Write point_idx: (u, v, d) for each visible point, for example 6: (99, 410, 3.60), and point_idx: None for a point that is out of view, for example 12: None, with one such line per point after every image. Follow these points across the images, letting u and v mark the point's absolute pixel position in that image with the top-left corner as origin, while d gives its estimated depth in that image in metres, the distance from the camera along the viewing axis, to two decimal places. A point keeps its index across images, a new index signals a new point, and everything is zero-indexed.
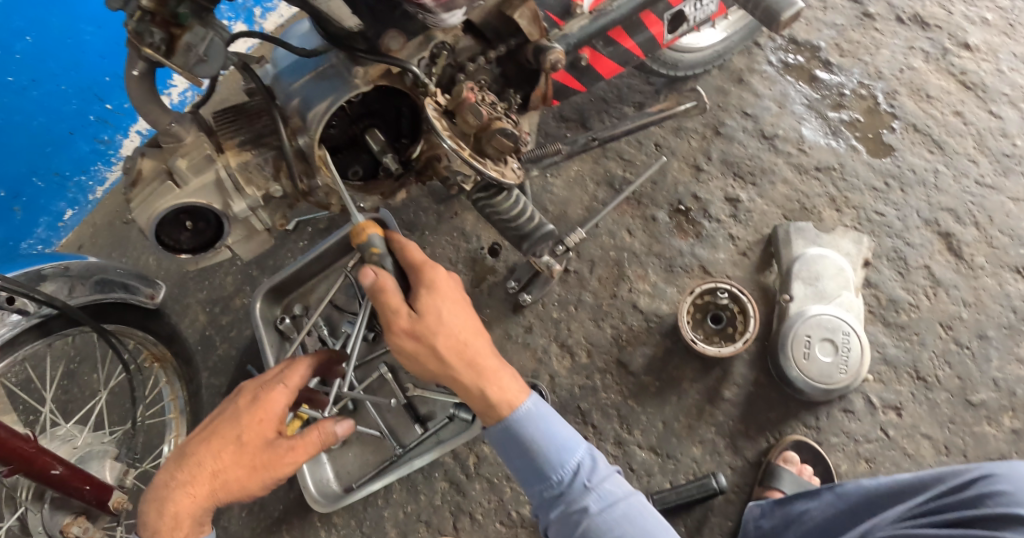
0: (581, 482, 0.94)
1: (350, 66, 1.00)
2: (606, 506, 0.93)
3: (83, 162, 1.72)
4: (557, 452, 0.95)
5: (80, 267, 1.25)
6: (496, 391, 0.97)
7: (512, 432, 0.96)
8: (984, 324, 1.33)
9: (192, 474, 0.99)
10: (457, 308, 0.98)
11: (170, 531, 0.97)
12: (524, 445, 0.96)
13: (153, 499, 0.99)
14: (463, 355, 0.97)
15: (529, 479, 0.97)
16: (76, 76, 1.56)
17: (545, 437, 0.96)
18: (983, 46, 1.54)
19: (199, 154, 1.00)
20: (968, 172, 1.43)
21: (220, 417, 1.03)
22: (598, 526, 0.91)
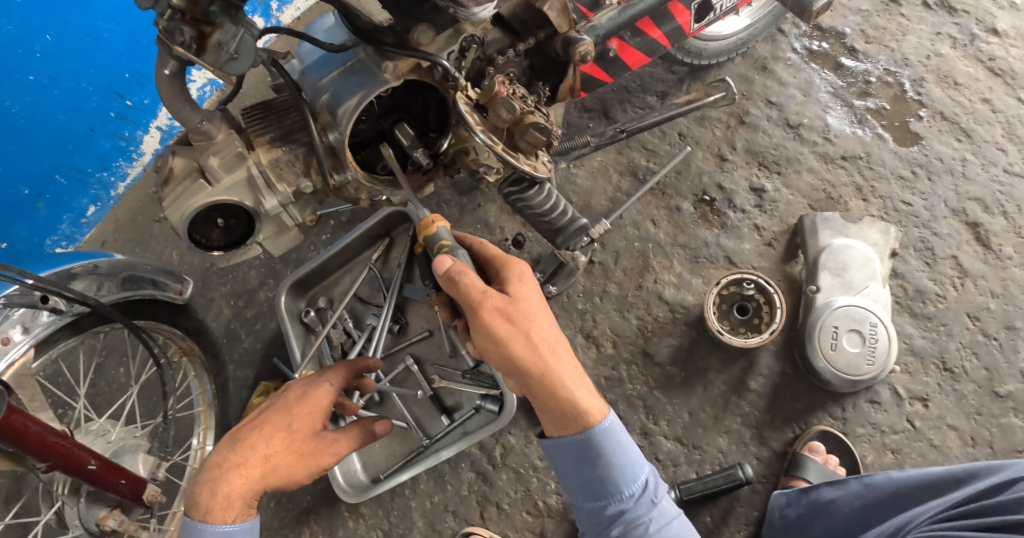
0: (648, 498, 0.94)
1: (378, 60, 1.00)
2: (665, 525, 0.94)
3: (104, 159, 1.72)
4: (630, 469, 0.94)
5: (109, 265, 1.26)
6: (584, 401, 0.94)
7: (595, 442, 0.93)
8: (1012, 315, 1.32)
9: (244, 458, 0.98)
10: (546, 315, 0.96)
11: (222, 511, 0.94)
12: (600, 459, 0.93)
13: (203, 481, 0.96)
14: (553, 355, 0.94)
15: (592, 492, 0.95)
16: (95, 74, 1.56)
17: (620, 451, 0.95)
18: (1012, 31, 1.51)
19: (230, 151, 1.00)
20: (996, 161, 1.41)
21: (270, 407, 1.05)
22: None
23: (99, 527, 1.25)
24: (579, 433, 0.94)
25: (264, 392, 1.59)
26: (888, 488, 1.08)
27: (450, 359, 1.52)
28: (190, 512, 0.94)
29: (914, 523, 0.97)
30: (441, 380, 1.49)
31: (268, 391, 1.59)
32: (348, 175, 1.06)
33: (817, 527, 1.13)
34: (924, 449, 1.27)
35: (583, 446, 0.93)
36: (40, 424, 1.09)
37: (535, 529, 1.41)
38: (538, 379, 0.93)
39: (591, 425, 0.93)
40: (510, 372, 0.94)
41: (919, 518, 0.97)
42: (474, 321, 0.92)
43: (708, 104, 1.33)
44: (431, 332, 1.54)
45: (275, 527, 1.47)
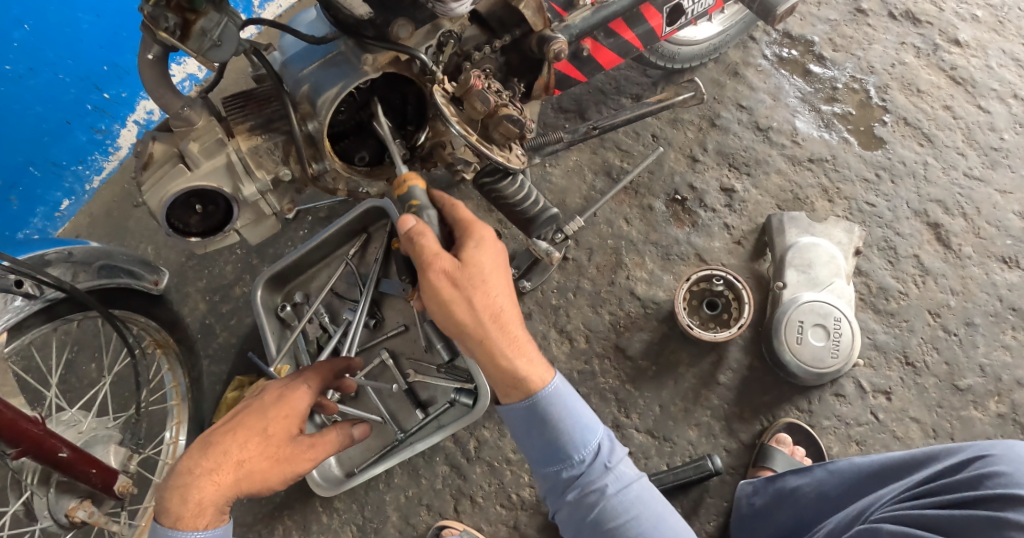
0: (601, 463, 0.93)
1: (359, 53, 1.02)
2: (623, 488, 0.93)
3: (80, 152, 1.76)
4: (580, 433, 0.93)
5: (83, 253, 1.26)
6: (529, 366, 0.95)
7: (541, 408, 0.93)
8: (971, 312, 1.34)
9: (218, 464, 0.96)
10: (499, 276, 0.96)
11: (193, 518, 0.92)
12: (548, 423, 0.93)
13: (173, 486, 0.94)
14: (494, 326, 0.94)
15: (544, 458, 0.94)
16: (74, 66, 1.61)
17: (573, 413, 0.94)
18: (973, 42, 1.50)
19: (210, 138, 1.02)
20: (956, 165, 1.42)
21: (244, 411, 1.04)
22: (613, 508, 0.91)
23: (68, 519, 1.25)
24: (529, 396, 0.94)
25: (238, 387, 1.59)
26: (851, 473, 1.10)
27: (425, 353, 1.53)
28: (161, 518, 0.92)
29: (875, 505, 0.99)
30: (416, 374, 1.51)
31: (242, 385, 1.59)
32: (326, 165, 1.08)
33: (781, 514, 1.14)
34: (887, 440, 1.30)
35: (533, 409, 0.93)
36: (12, 408, 1.10)
37: (509, 522, 1.41)
38: (474, 346, 0.95)
39: (535, 391, 0.93)
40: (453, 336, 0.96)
41: (880, 501, 0.99)
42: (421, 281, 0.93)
43: (679, 103, 1.38)
44: (406, 327, 1.55)
45: (248, 522, 1.46)
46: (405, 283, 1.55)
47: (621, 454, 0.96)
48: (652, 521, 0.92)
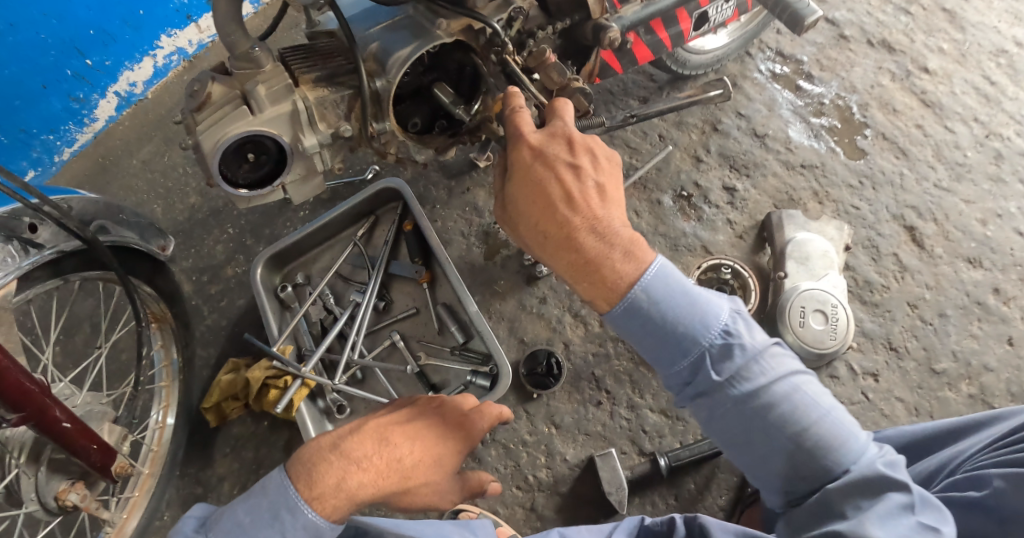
0: (712, 364, 0.85)
1: (432, 18, 1.04)
2: (745, 391, 0.83)
3: (53, 121, 1.64)
4: (683, 336, 0.86)
5: (80, 206, 1.14)
6: (610, 268, 0.90)
7: (634, 316, 0.88)
8: (943, 305, 1.49)
9: (387, 467, 0.99)
10: (543, 206, 0.93)
11: (337, 500, 0.90)
12: (649, 328, 0.87)
13: (334, 464, 0.93)
14: (561, 240, 0.92)
15: (658, 362, 0.89)
16: (58, 26, 1.51)
17: (678, 307, 0.86)
18: (940, 70, 1.72)
19: (278, 83, 0.99)
20: (927, 176, 1.60)
21: (426, 424, 1.11)
22: (734, 413, 0.84)
23: (58, 503, 1.15)
24: (623, 295, 0.89)
25: (233, 369, 1.51)
26: (903, 439, 1.08)
27: (438, 336, 1.53)
28: (303, 487, 0.90)
29: (961, 459, 0.95)
30: (428, 357, 1.51)
31: (237, 367, 1.51)
32: (386, 125, 1.07)
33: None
34: (877, 418, 1.41)
35: (634, 312, 0.88)
36: (10, 359, 0.98)
37: (526, 504, 1.40)
38: (553, 257, 0.95)
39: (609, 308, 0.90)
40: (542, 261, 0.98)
41: (965, 454, 0.95)
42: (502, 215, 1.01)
43: (707, 100, 1.35)
44: (417, 310, 1.55)
45: None
46: (417, 265, 1.54)
47: (751, 343, 0.84)
48: (789, 421, 0.82)
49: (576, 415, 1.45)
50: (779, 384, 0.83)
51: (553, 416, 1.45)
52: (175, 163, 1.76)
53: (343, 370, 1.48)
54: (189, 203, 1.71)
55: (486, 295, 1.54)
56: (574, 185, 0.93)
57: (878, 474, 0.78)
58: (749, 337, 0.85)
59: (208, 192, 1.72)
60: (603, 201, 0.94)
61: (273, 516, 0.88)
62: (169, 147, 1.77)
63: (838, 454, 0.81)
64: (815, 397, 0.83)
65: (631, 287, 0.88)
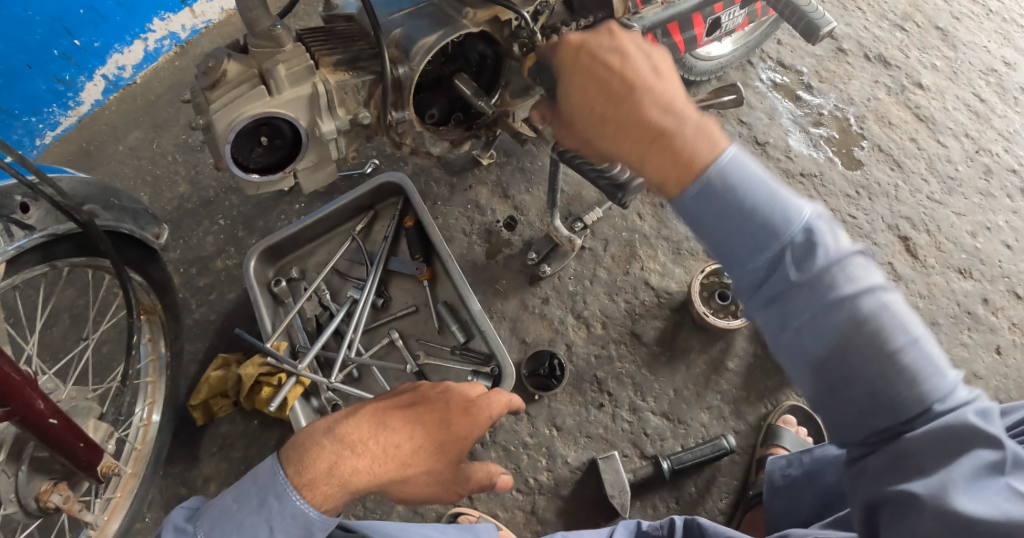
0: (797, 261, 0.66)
1: (458, 7, 1.02)
2: (836, 294, 0.65)
3: (37, 102, 1.56)
4: (767, 225, 0.66)
5: (72, 186, 1.07)
6: (680, 142, 0.71)
7: (707, 197, 0.68)
8: (936, 313, 1.53)
9: (383, 452, 0.87)
10: (594, 81, 0.78)
11: (326, 490, 0.80)
12: (723, 213, 0.68)
13: (326, 449, 0.83)
14: (620, 123, 0.75)
15: (729, 259, 0.69)
16: (46, 4, 1.43)
17: (754, 196, 0.67)
18: (933, 86, 1.77)
19: (300, 63, 0.95)
20: (920, 189, 1.64)
21: (429, 409, 0.96)
22: (822, 324, 0.65)
23: (39, 505, 1.07)
24: (697, 176, 0.69)
25: (223, 365, 1.45)
26: None
27: (437, 335, 1.50)
28: (291, 471, 0.80)
29: None
30: (427, 356, 1.47)
31: (228, 363, 1.45)
32: (406, 114, 1.05)
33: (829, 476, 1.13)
34: None
35: (700, 196, 0.68)
36: None
37: (526, 507, 1.36)
38: (618, 145, 0.77)
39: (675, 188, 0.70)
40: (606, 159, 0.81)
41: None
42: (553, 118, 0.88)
43: (720, 104, 1.33)
44: (416, 308, 1.52)
45: None
46: (418, 262, 1.50)
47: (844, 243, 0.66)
48: (885, 349, 0.64)
49: (578, 418, 1.42)
50: (871, 300, 0.64)
51: (555, 418, 1.42)
52: (164, 151, 1.69)
53: (340, 368, 1.43)
54: (178, 192, 1.65)
55: (487, 294, 1.51)
56: (626, 67, 0.76)
57: (975, 425, 0.64)
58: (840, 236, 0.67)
59: (199, 181, 1.66)
60: (659, 78, 0.76)
61: (260, 501, 0.78)
62: (158, 133, 1.71)
63: (932, 397, 0.64)
64: (910, 319, 0.65)
65: (705, 166, 0.69)
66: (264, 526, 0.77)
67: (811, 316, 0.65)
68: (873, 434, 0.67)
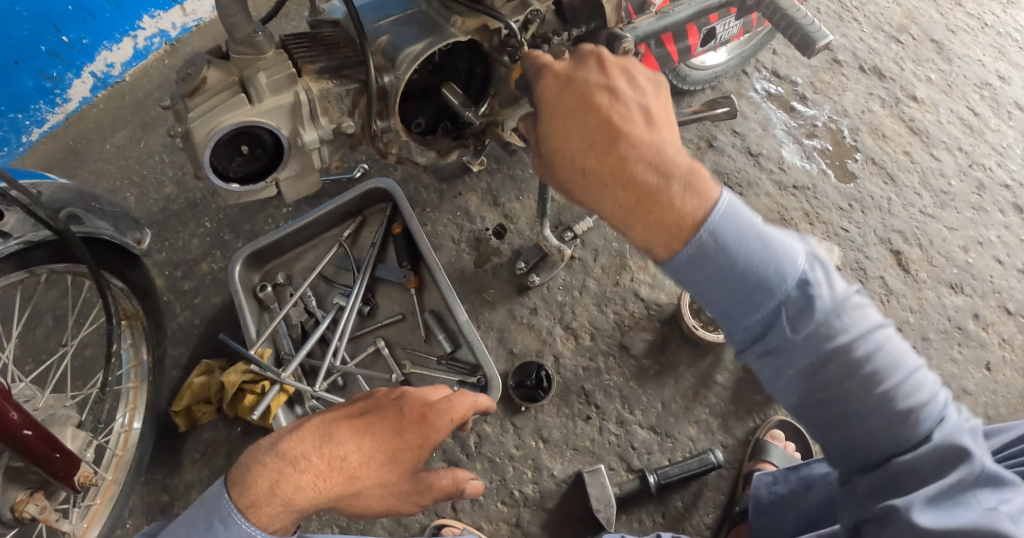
0: (798, 305, 0.71)
1: (446, 15, 1.00)
2: (838, 333, 0.71)
3: (23, 99, 1.53)
4: (766, 269, 0.71)
5: (51, 192, 1.05)
6: (669, 199, 0.73)
7: (707, 247, 0.72)
8: (926, 328, 1.51)
9: (327, 467, 0.83)
10: (578, 122, 0.78)
11: (270, 510, 0.79)
12: (716, 274, 0.72)
13: (268, 467, 0.80)
14: (607, 177, 0.75)
15: (728, 310, 0.73)
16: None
17: (748, 253, 0.71)
18: (927, 99, 1.76)
19: (282, 72, 0.93)
20: (913, 203, 1.63)
21: (380, 416, 0.90)
22: (830, 360, 0.71)
23: (15, 515, 1.05)
24: (688, 238, 0.72)
25: (206, 372, 1.43)
26: None
27: (424, 344, 1.49)
28: (234, 493, 0.78)
29: None
30: (414, 365, 1.46)
31: (211, 370, 1.43)
32: (391, 124, 1.03)
33: (813, 497, 1.13)
34: None
35: (693, 262, 0.72)
36: None
37: (511, 520, 1.35)
38: (605, 203, 0.77)
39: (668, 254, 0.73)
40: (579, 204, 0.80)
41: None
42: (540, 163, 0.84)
43: (714, 117, 1.32)
44: (403, 316, 1.51)
45: None
46: (406, 269, 1.49)
47: (832, 292, 0.72)
48: (872, 379, 0.71)
49: (565, 430, 1.41)
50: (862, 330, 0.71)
51: (541, 429, 1.41)
52: (151, 151, 1.66)
53: (324, 376, 1.41)
54: (165, 194, 1.62)
55: (475, 304, 1.50)
56: (613, 107, 0.77)
57: (963, 443, 0.71)
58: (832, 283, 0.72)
59: (185, 183, 1.64)
60: (650, 125, 0.77)
61: (207, 526, 0.78)
62: (145, 132, 1.68)
63: (916, 411, 0.72)
64: (900, 353, 0.73)
65: (695, 228, 0.72)
66: None
67: (805, 367, 0.72)
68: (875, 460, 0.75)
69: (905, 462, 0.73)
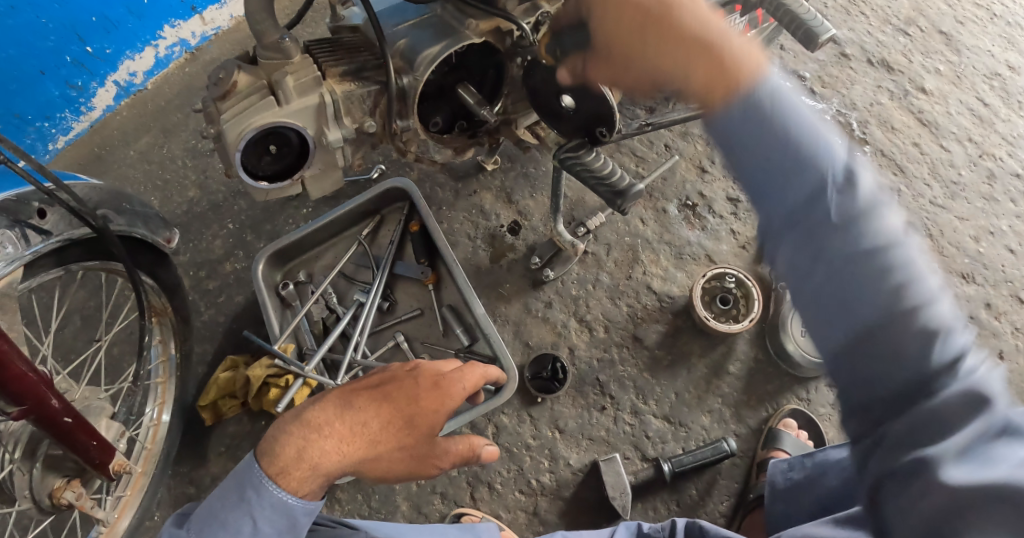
0: (835, 185, 0.61)
1: (461, 18, 1.04)
2: (870, 212, 0.60)
3: (49, 108, 1.59)
4: (815, 150, 0.63)
5: (88, 193, 1.10)
6: (728, 58, 0.67)
7: (756, 96, 0.65)
8: None
9: (350, 432, 0.85)
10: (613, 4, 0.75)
11: (300, 474, 0.81)
12: (748, 137, 0.65)
13: (294, 435, 0.83)
14: (659, 30, 0.72)
15: (763, 187, 0.64)
16: (59, 11, 1.46)
17: (794, 128, 0.64)
18: (936, 91, 1.77)
19: (307, 74, 0.98)
20: (923, 194, 1.65)
21: (397, 384, 0.91)
22: (856, 233, 0.59)
23: (52, 501, 1.10)
24: (740, 88, 0.66)
25: (231, 367, 1.48)
26: None
27: (442, 338, 1.53)
28: (264, 462, 0.81)
29: None
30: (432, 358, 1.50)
31: (236, 365, 1.48)
32: (411, 123, 1.08)
33: (829, 483, 1.15)
34: None
35: (742, 119, 0.65)
36: (13, 347, 0.93)
37: (529, 508, 1.38)
38: (660, 61, 0.72)
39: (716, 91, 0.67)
40: (642, 83, 0.76)
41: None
42: (596, 56, 0.82)
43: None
44: (421, 311, 1.55)
45: None
46: (423, 265, 1.54)
47: (874, 192, 0.61)
48: (899, 282, 0.58)
49: (580, 420, 1.44)
50: (909, 261, 0.59)
51: (557, 420, 1.44)
52: (174, 155, 1.72)
53: (346, 370, 1.45)
54: (188, 197, 1.68)
55: (491, 298, 1.54)
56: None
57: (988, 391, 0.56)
58: (869, 182, 0.62)
59: (208, 185, 1.69)
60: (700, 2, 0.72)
61: (241, 496, 0.81)
62: (169, 138, 1.74)
63: (941, 334, 0.57)
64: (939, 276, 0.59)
65: (755, 83, 0.66)
66: (247, 517, 0.81)
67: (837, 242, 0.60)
68: (888, 399, 0.58)
69: (940, 398, 0.56)
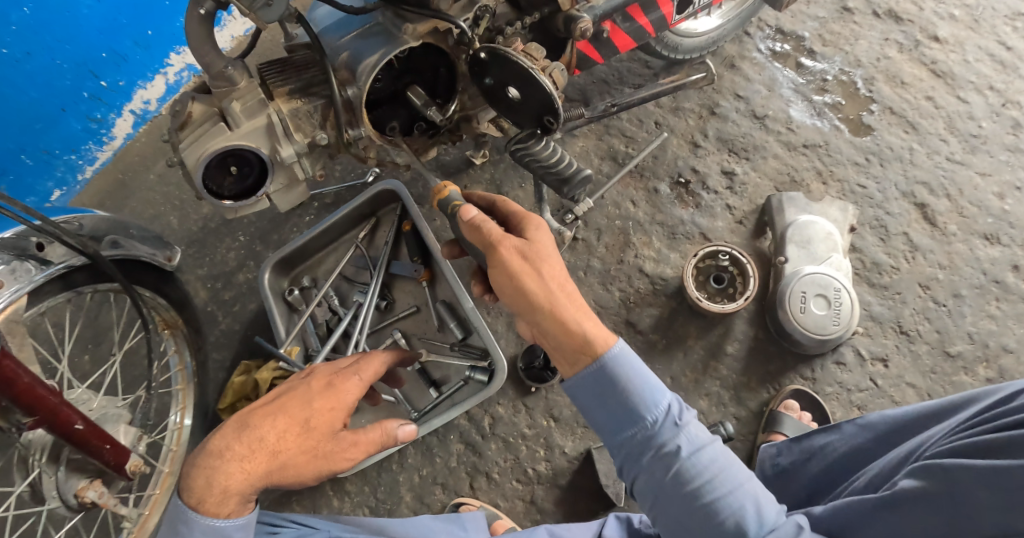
0: (671, 422, 0.88)
1: (397, 23, 1.05)
2: (695, 450, 0.86)
3: (74, 141, 1.71)
4: (652, 392, 0.89)
5: (92, 225, 1.21)
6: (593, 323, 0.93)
7: (609, 369, 0.89)
8: (958, 284, 1.44)
9: (249, 450, 0.91)
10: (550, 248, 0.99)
11: (218, 503, 0.89)
12: (617, 390, 0.89)
13: (201, 466, 0.90)
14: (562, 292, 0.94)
15: (615, 426, 0.89)
16: (70, 50, 1.58)
17: (638, 388, 0.88)
18: (951, 38, 1.66)
19: (253, 98, 1.04)
20: (939, 150, 1.55)
21: (291, 394, 0.98)
22: (686, 469, 0.85)
23: (79, 500, 1.22)
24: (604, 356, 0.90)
25: (244, 372, 1.57)
26: (885, 425, 1.02)
27: (438, 333, 1.57)
28: (183, 496, 0.89)
29: (927, 445, 0.88)
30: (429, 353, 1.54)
31: (248, 369, 1.58)
32: (361, 132, 1.10)
33: (812, 469, 1.08)
34: (886, 404, 1.38)
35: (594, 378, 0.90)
36: (27, 372, 1.04)
37: (526, 497, 1.40)
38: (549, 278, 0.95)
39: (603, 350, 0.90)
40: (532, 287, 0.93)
41: (933, 439, 0.88)
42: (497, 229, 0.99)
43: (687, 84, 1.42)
44: (418, 308, 1.59)
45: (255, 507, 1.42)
46: (416, 263, 1.56)
47: (696, 440, 0.87)
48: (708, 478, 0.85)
49: (575, 408, 1.45)
50: (715, 457, 0.87)
51: (552, 409, 1.46)
52: None
53: None
54: (203, 214, 1.79)
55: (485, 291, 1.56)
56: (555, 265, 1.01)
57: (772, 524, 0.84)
58: (696, 431, 0.88)
59: None
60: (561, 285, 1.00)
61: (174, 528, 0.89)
62: None
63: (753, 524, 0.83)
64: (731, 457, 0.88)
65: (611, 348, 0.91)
66: None
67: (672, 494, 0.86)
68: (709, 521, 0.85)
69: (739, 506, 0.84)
